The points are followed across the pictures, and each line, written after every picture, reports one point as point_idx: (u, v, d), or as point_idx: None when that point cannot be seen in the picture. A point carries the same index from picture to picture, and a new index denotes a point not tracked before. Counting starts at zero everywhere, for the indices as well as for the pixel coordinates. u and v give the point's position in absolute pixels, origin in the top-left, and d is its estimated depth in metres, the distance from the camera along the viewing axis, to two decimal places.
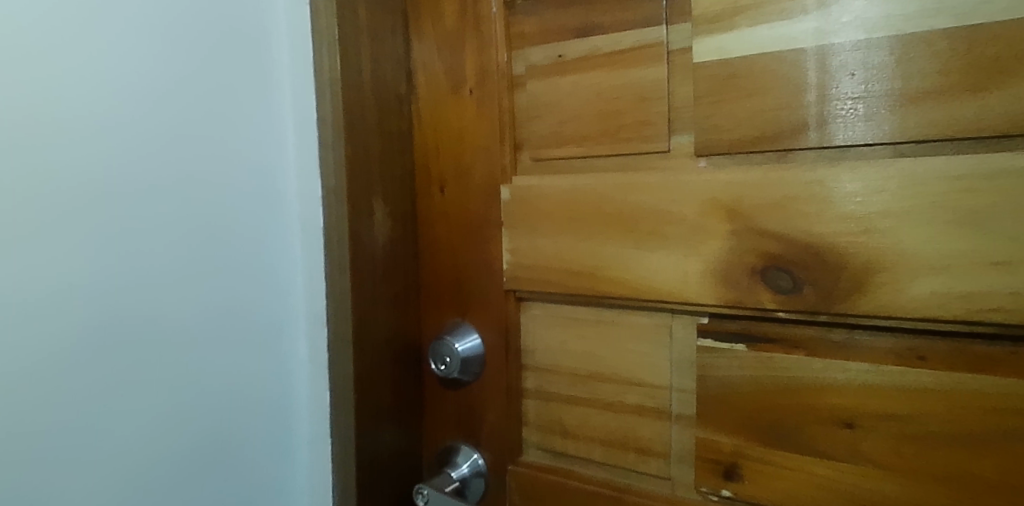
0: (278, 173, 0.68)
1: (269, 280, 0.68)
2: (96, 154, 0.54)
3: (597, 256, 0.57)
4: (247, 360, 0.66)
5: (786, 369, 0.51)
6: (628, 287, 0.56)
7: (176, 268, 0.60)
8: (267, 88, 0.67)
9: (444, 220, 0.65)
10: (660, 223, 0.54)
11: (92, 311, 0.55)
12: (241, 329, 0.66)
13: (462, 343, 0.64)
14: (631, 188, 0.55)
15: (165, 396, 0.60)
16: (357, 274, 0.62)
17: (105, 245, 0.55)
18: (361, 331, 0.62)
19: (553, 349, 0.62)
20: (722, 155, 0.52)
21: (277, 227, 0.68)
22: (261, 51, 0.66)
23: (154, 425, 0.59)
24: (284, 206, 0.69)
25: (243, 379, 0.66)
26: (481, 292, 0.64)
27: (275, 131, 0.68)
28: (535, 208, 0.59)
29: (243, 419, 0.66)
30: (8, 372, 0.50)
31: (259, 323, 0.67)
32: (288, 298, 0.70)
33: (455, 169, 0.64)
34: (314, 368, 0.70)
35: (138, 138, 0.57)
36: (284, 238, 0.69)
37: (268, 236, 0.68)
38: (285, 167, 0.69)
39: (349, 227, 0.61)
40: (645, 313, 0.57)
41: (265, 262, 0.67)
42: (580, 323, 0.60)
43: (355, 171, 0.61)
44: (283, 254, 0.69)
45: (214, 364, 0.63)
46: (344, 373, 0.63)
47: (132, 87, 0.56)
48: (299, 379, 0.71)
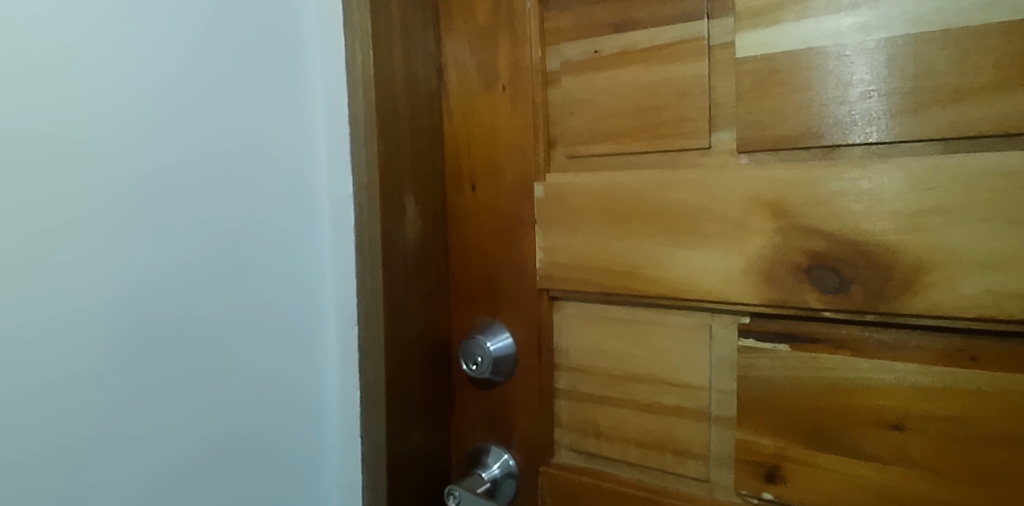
0: (310, 174, 0.68)
1: (299, 286, 0.67)
2: (128, 161, 0.54)
3: (634, 254, 0.56)
4: (276, 365, 0.66)
5: (831, 370, 0.50)
6: (667, 285, 0.55)
7: (209, 272, 0.59)
8: (300, 90, 0.66)
9: (476, 218, 0.65)
10: (701, 221, 0.53)
11: (123, 319, 0.54)
12: (272, 335, 0.65)
13: (494, 343, 0.63)
14: (670, 185, 0.54)
15: (194, 404, 0.59)
16: (389, 272, 0.61)
17: (139, 249, 0.55)
18: (392, 330, 0.62)
19: (587, 348, 0.61)
20: (765, 152, 0.51)
21: (308, 229, 0.68)
22: (293, 55, 0.66)
23: (184, 434, 0.58)
24: (317, 208, 0.68)
25: (273, 385, 0.65)
26: (514, 292, 0.63)
27: (307, 133, 0.67)
28: (570, 205, 0.59)
29: (273, 426, 0.66)
30: (40, 379, 0.50)
31: (290, 329, 0.67)
32: (320, 301, 0.69)
33: (487, 167, 0.63)
34: (344, 368, 0.69)
35: (172, 142, 0.56)
36: (316, 240, 0.68)
37: (300, 239, 0.67)
38: (318, 169, 0.68)
39: (381, 225, 0.60)
40: (684, 312, 0.56)
41: (296, 268, 0.67)
42: (615, 322, 0.59)
43: (387, 167, 0.60)
44: (315, 256, 0.68)
45: (247, 370, 0.63)
46: (375, 372, 0.62)
47: (166, 90, 0.56)
48: (329, 380, 0.70)
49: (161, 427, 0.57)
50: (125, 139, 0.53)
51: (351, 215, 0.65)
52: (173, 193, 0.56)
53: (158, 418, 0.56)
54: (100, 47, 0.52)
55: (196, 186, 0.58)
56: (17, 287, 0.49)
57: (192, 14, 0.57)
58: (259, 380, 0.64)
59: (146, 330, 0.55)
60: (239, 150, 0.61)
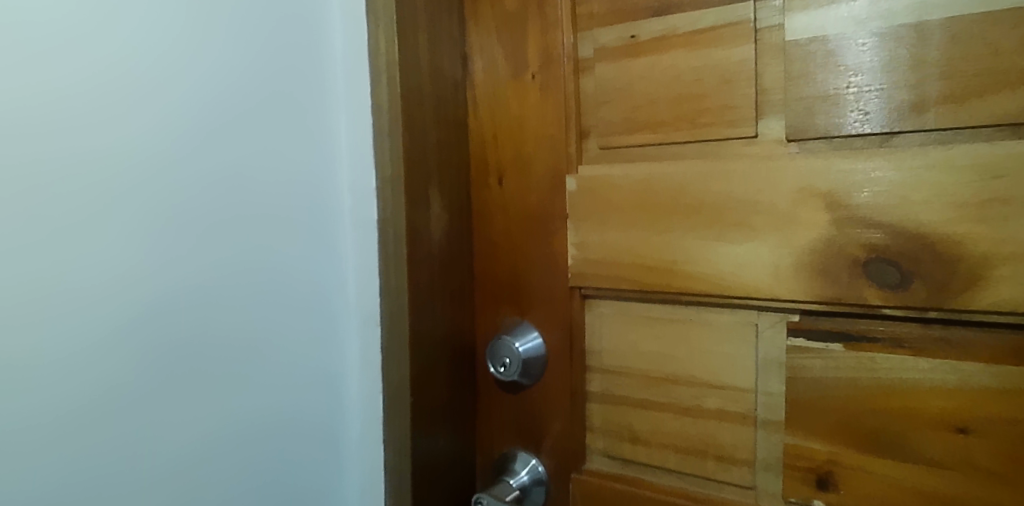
0: (327, 177, 0.65)
1: (321, 300, 0.65)
2: (151, 182, 0.52)
3: (674, 249, 0.53)
4: (298, 384, 0.63)
5: (889, 370, 0.47)
6: (710, 282, 0.52)
7: (228, 291, 0.57)
8: (319, 96, 0.64)
9: (503, 214, 0.62)
10: (747, 214, 0.50)
11: (145, 346, 0.52)
12: (295, 354, 0.63)
13: (523, 343, 0.60)
14: (714, 176, 0.51)
15: (217, 430, 0.57)
16: (414, 271, 0.58)
17: (157, 270, 0.52)
18: (418, 332, 0.59)
19: (622, 349, 0.58)
20: (819, 140, 0.48)
21: (328, 243, 0.65)
22: (313, 60, 0.63)
23: (209, 460, 0.56)
24: (336, 221, 0.66)
25: (295, 404, 0.63)
26: (544, 292, 0.60)
27: (326, 143, 0.64)
28: (606, 199, 0.56)
29: (294, 442, 0.63)
30: (66, 409, 0.48)
31: (313, 346, 0.64)
32: (339, 315, 0.67)
33: (516, 159, 0.60)
34: (364, 374, 0.66)
35: (191, 159, 0.54)
36: (335, 250, 0.66)
37: (319, 252, 0.65)
38: (337, 180, 0.66)
39: (406, 221, 0.57)
40: (727, 309, 0.53)
41: (318, 283, 0.64)
42: (652, 320, 0.56)
43: (412, 160, 0.57)
44: (334, 269, 0.66)
45: (266, 392, 0.60)
46: (400, 376, 0.59)
47: (184, 104, 0.53)
48: (350, 386, 0.67)
49: (183, 450, 0.54)
50: (144, 156, 0.51)
51: (374, 213, 0.62)
52: (192, 210, 0.54)
53: (181, 445, 0.54)
54: (115, 60, 0.49)
55: (215, 203, 0.56)
56: (40, 313, 0.47)
57: (211, 24, 0.55)
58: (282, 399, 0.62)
59: (170, 353, 0.53)
60: (262, 164, 0.59)
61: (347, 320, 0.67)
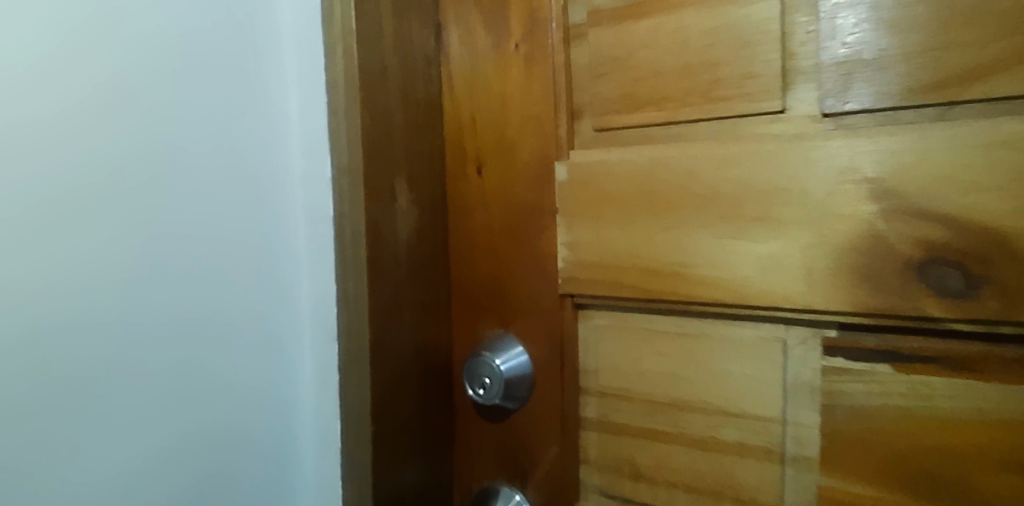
0: (277, 166, 0.55)
1: (276, 309, 0.56)
2: (67, 169, 0.44)
3: (683, 250, 0.44)
4: (248, 406, 0.54)
5: (948, 398, 0.38)
6: (727, 290, 0.43)
7: (150, 310, 0.48)
8: (266, 76, 0.54)
9: (483, 209, 0.53)
10: (772, 206, 0.41)
11: (55, 364, 0.44)
12: (246, 370, 0.54)
13: (505, 361, 0.51)
14: (731, 161, 0.42)
15: (145, 461, 0.48)
16: (377, 275, 0.48)
17: (55, 282, 0.43)
18: (380, 349, 0.49)
19: (621, 368, 0.49)
20: (863, 114, 0.39)
21: (282, 253, 0.56)
22: (259, 26, 0.54)
23: (133, 497, 0.47)
24: (289, 226, 0.56)
25: (244, 430, 0.54)
26: (531, 302, 0.51)
27: (277, 133, 0.55)
28: (602, 190, 0.47)
29: (241, 475, 0.54)
30: None
31: (269, 361, 0.55)
32: (294, 336, 0.57)
33: (497, 144, 0.52)
34: (320, 399, 0.56)
35: (117, 145, 0.45)
36: (288, 256, 0.56)
37: (271, 262, 0.55)
38: (291, 177, 0.56)
39: (366, 216, 0.48)
40: (748, 322, 0.44)
41: (275, 288, 0.55)
42: (658, 335, 0.47)
43: (373, 144, 0.48)
44: (288, 283, 0.56)
45: (210, 415, 0.52)
46: (360, 402, 0.50)
47: (94, 88, 0.44)
48: (306, 409, 0.58)
49: (101, 486, 0.46)
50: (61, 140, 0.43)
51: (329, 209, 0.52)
52: (117, 204, 0.46)
53: (97, 480, 0.46)
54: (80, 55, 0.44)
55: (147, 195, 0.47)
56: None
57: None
58: (229, 424, 0.53)
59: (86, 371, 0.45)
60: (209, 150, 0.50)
61: (302, 334, 0.57)
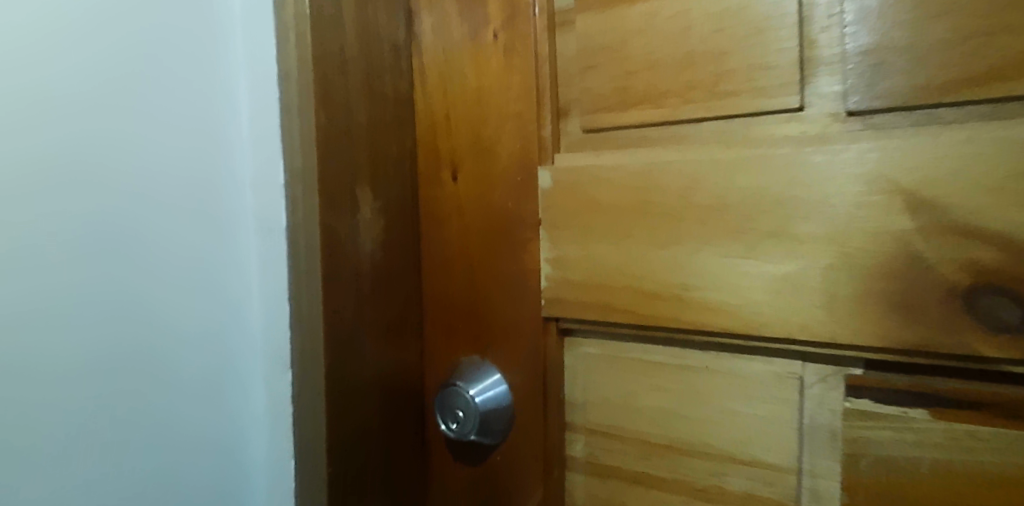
0: (225, 170, 0.48)
1: (228, 333, 0.48)
2: None
3: (683, 269, 0.38)
4: (194, 447, 0.46)
5: (1000, 453, 0.31)
6: (734, 317, 0.37)
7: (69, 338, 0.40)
8: (213, 68, 0.47)
9: (459, 220, 0.47)
10: (787, 220, 0.35)
11: None
12: (193, 405, 0.46)
13: (480, 392, 0.45)
14: (737, 167, 0.37)
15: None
16: (334, 296, 0.42)
17: None
18: (338, 378, 0.43)
19: (612, 403, 0.43)
20: (893, 113, 0.34)
21: (236, 271, 0.49)
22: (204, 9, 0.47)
23: None
24: (241, 240, 0.49)
25: (187, 476, 0.46)
26: (511, 326, 0.45)
27: (226, 134, 0.48)
28: (590, 199, 0.41)
29: None
30: None
31: (220, 394, 0.48)
32: (248, 367, 0.50)
33: (474, 147, 0.46)
34: (274, 436, 0.49)
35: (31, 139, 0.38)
36: (237, 274, 0.49)
37: (222, 280, 0.48)
38: (243, 184, 0.49)
39: (321, 224, 0.41)
40: (756, 356, 0.38)
41: (225, 309, 0.48)
42: (653, 367, 0.41)
43: (331, 142, 0.41)
44: (241, 305, 0.49)
45: (148, 458, 0.44)
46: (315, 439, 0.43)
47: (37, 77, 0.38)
48: (257, 449, 0.50)
49: None
50: None
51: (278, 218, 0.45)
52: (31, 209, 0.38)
53: None
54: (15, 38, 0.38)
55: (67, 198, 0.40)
56: None
57: None
58: (169, 469, 0.45)
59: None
60: (146, 148, 0.43)
61: (255, 362, 0.50)
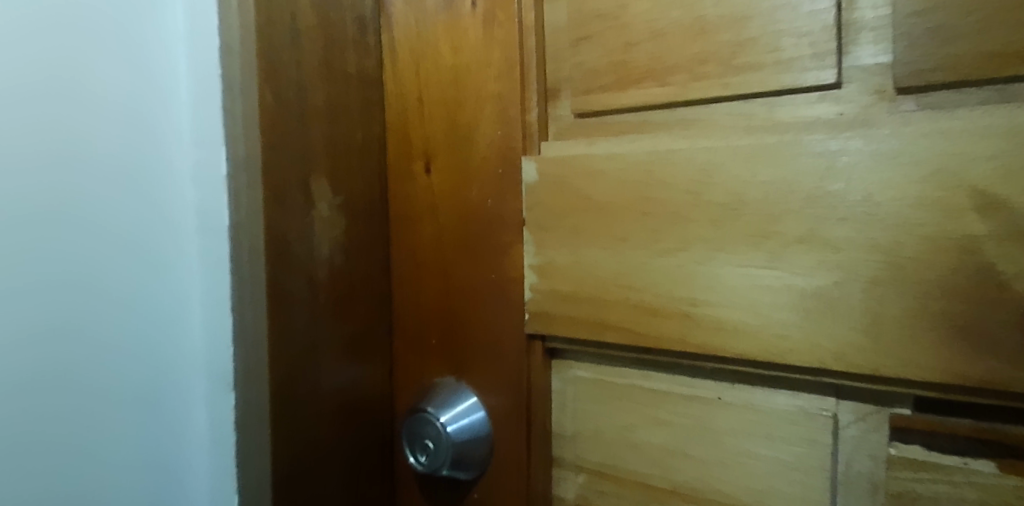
0: (159, 156, 0.40)
1: (161, 348, 0.41)
2: None
3: (691, 280, 0.32)
4: (113, 484, 0.39)
5: None
6: (751, 340, 0.31)
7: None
8: (142, 38, 0.40)
9: (432, 220, 0.40)
10: (817, 222, 0.29)
11: None
12: (114, 432, 0.39)
13: (452, 420, 0.39)
14: (757, 158, 0.30)
15: None
16: (281, 306, 0.35)
17: None
18: (286, 405, 0.36)
19: (606, 438, 0.36)
20: (953, 89, 0.27)
21: (164, 278, 0.41)
22: None
23: None
24: (174, 242, 0.41)
25: None
26: (490, 344, 0.39)
27: (158, 117, 0.40)
28: (583, 196, 0.35)
29: None
30: None
31: (150, 421, 0.40)
32: (178, 393, 0.42)
33: (448, 134, 0.39)
34: (214, 476, 0.41)
35: None
36: (174, 278, 0.41)
37: (146, 288, 0.40)
38: (178, 177, 0.41)
39: (264, 221, 0.35)
40: (777, 389, 0.32)
41: (159, 320, 0.41)
42: (655, 395, 0.35)
43: (278, 125, 0.35)
44: (173, 320, 0.41)
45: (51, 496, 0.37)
46: (258, 478, 0.36)
47: None
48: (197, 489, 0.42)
49: None
50: None
51: (210, 216, 0.38)
52: None
53: None
54: None
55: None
56: None
57: None
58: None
59: None
60: (52, 123, 0.36)
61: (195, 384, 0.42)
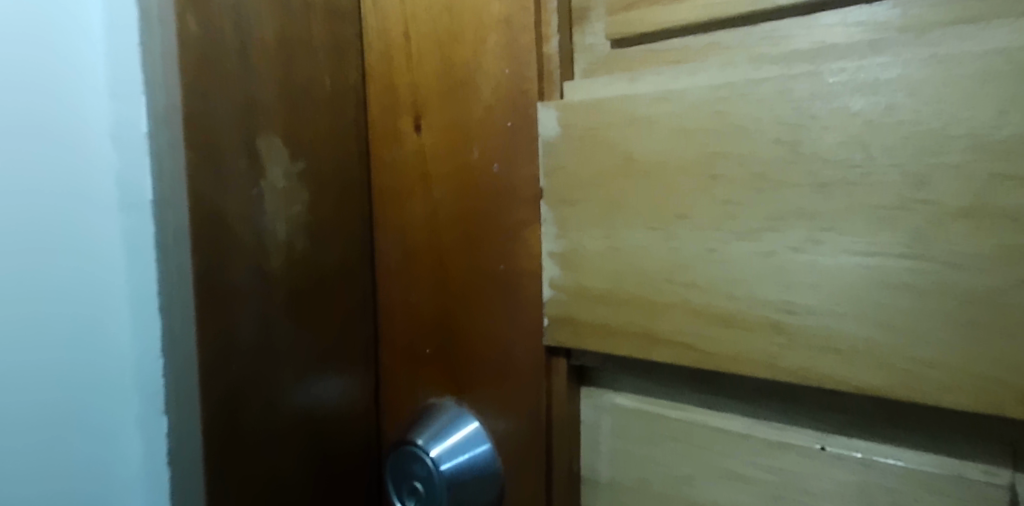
0: (75, 115, 0.31)
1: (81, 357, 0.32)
2: None
3: (782, 275, 0.22)
4: None
5: None
6: (880, 366, 0.20)
7: None
8: None
9: (422, 194, 0.31)
10: (994, 183, 0.18)
11: None
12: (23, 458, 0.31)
13: (448, 455, 0.30)
14: (894, 85, 0.19)
15: None
16: (216, 308, 0.27)
17: None
18: (226, 436, 0.28)
19: (651, 489, 0.26)
20: None
21: (83, 272, 0.32)
22: None
23: None
24: (91, 229, 0.32)
25: None
26: (498, 357, 0.29)
27: (67, 65, 0.31)
28: (620, 153, 0.25)
29: None
30: None
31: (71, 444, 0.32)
32: (106, 419, 0.32)
33: (442, 79, 0.30)
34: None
35: None
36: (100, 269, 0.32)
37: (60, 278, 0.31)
38: (98, 151, 0.32)
39: (188, 193, 0.26)
40: (913, 445, 0.21)
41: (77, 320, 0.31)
42: (725, 439, 0.24)
43: (207, 63, 0.26)
44: (99, 313, 0.32)
45: None
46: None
47: None
48: None
49: None
50: None
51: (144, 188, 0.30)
52: None
53: None
54: None
55: None
56: None
57: None
58: None
59: None
60: None
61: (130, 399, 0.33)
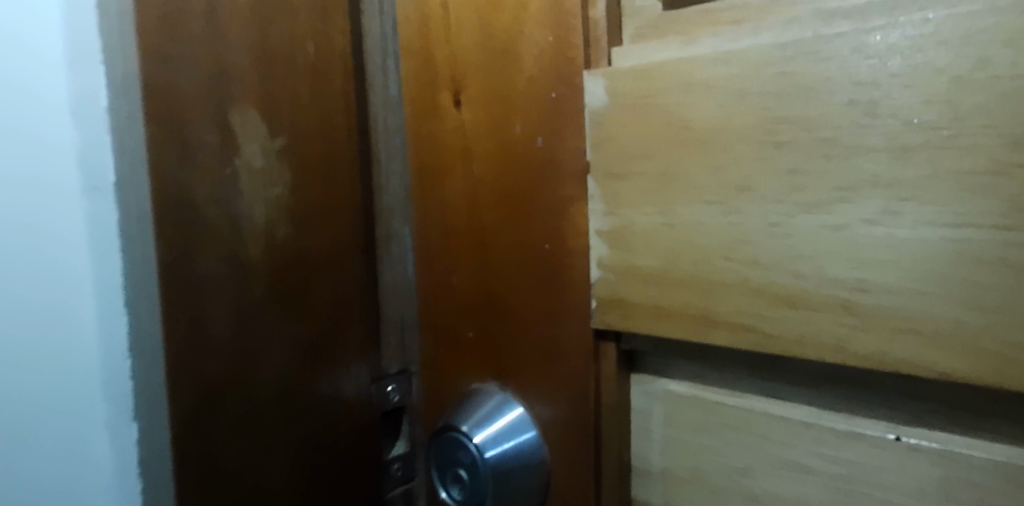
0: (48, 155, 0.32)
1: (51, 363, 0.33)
2: None
3: (854, 251, 0.20)
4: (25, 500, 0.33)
5: None
6: (968, 352, 0.18)
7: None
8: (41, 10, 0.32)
9: (462, 171, 0.30)
10: None
11: None
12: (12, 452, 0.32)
13: (489, 443, 0.29)
14: (990, 36, 0.17)
15: None
16: (182, 302, 0.27)
17: None
18: (192, 439, 0.28)
19: (707, 480, 0.25)
20: None
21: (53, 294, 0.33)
22: None
23: None
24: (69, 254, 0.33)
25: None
26: (545, 340, 0.28)
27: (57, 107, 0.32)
28: (674, 122, 0.23)
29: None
30: None
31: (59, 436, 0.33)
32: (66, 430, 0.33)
33: (483, 50, 0.28)
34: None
35: None
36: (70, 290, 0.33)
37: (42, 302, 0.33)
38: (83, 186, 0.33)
39: (151, 169, 0.27)
40: (1001, 437, 0.19)
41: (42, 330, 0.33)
42: (787, 427, 0.23)
43: (167, 26, 0.27)
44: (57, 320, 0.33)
45: None
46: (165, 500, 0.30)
47: None
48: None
49: None
50: None
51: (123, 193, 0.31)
52: None
53: None
54: None
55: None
56: None
57: None
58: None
59: None
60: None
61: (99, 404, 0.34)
